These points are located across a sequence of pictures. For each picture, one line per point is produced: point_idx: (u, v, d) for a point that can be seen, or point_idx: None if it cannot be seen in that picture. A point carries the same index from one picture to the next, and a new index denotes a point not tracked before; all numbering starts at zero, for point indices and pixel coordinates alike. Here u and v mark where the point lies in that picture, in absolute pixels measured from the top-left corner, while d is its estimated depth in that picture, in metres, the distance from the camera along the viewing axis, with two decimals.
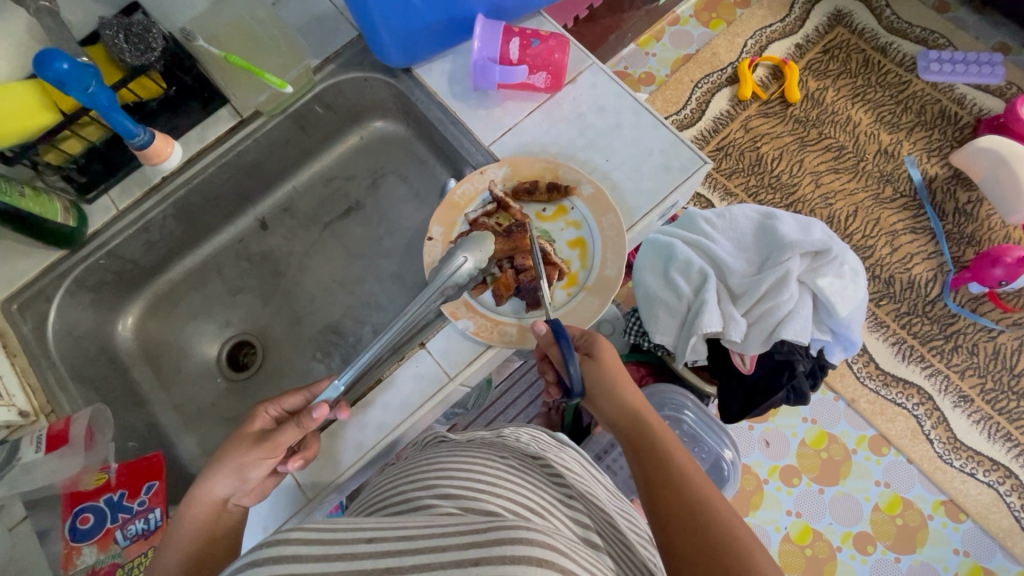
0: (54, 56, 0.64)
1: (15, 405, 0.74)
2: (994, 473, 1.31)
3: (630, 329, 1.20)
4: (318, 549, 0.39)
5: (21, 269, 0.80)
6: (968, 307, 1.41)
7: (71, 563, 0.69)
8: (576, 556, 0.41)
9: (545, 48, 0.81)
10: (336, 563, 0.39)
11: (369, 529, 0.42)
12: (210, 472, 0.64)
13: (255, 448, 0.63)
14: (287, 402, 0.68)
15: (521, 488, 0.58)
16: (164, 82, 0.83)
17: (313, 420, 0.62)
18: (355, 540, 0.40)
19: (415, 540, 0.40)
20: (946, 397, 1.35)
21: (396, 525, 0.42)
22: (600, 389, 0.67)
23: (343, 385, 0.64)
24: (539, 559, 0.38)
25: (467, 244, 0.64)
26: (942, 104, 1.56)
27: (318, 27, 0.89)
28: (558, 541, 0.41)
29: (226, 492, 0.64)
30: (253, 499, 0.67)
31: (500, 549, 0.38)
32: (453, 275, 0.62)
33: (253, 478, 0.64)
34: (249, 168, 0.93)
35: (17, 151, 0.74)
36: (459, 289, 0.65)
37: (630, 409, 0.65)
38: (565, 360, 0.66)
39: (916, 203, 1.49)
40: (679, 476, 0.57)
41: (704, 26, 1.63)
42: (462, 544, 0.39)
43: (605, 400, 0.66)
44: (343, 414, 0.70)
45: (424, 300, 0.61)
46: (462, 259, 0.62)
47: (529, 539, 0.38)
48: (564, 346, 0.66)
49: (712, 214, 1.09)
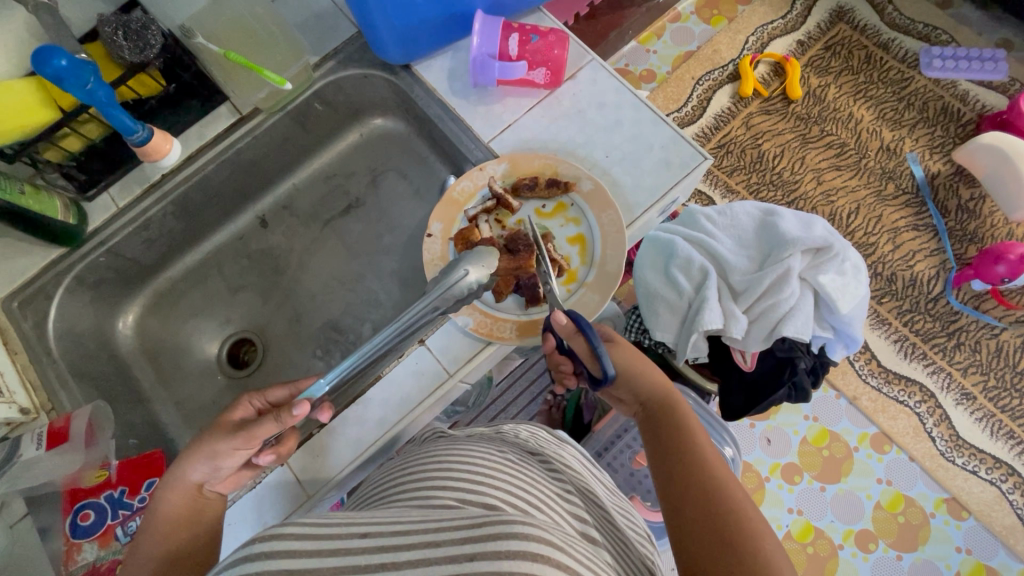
0: (52, 53, 0.64)
1: (16, 402, 0.74)
2: (996, 471, 1.30)
3: (630, 326, 1.20)
4: (312, 544, 0.39)
5: (20, 267, 0.80)
6: (970, 305, 1.41)
7: (71, 560, 0.70)
8: (574, 551, 0.41)
9: (545, 43, 0.81)
10: (330, 559, 0.39)
11: (365, 524, 0.42)
12: (187, 455, 0.64)
13: (231, 436, 0.63)
14: (271, 395, 0.68)
15: (520, 482, 0.58)
16: (164, 79, 0.82)
17: (294, 417, 0.61)
18: (350, 535, 0.40)
19: (412, 534, 0.40)
20: (948, 395, 1.35)
21: (393, 520, 0.42)
22: (626, 373, 0.68)
23: (328, 385, 0.62)
24: (535, 554, 0.37)
25: (471, 257, 0.63)
26: (944, 101, 1.55)
27: (318, 24, 0.89)
28: (555, 536, 0.41)
29: (199, 478, 0.64)
30: (228, 486, 0.67)
31: (495, 544, 0.38)
32: (453, 286, 0.61)
33: (226, 466, 0.64)
34: (249, 166, 0.93)
35: (17, 148, 0.73)
36: (456, 302, 0.64)
37: (660, 391, 0.66)
38: (593, 346, 0.64)
39: (918, 199, 1.48)
40: (700, 457, 0.58)
41: (705, 23, 1.63)
42: (457, 539, 0.39)
43: (634, 378, 0.67)
44: (325, 415, 0.69)
45: (422, 307, 0.60)
46: (463, 272, 0.61)
47: (525, 533, 0.38)
48: (590, 334, 0.65)
49: (713, 211, 1.09)
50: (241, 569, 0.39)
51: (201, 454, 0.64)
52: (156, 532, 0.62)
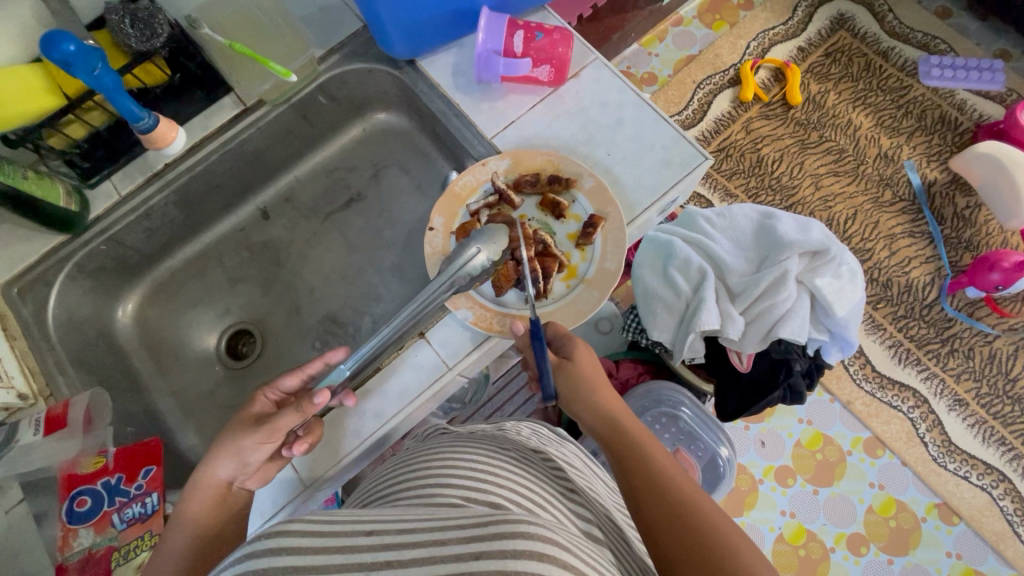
0: (61, 37, 0.64)
1: (14, 387, 0.74)
2: (988, 477, 1.31)
3: (629, 326, 1.20)
4: (318, 541, 0.39)
5: (21, 253, 0.80)
6: (964, 312, 1.42)
7: (67, 545, 0.69)
8: (578, 551, 0.41)
9: (548, 41, 0.82)
10: (335, 556, 0.38)
11: (371, 521, 0.42)
12: (211, 454, 0.66)
13: (254, 431, 0.64)
14: (284, 384, 0.68)
15: (524, 482, 0.58)
16: (169, 69, 0.84)
17: (314, 406, 0.63)
18: (355, 532, 0.40)
19: (416, 533, 0.40)
20: (941, 401, 1.36)
21: (399, 518, 0.42)
22: (575, 395, 0.68)
23: (348, 370, 0.66)
24: (541, 554, 0.38)
25: (481, 236, 0.65)
26: (942, 110, 1.56)
27: (324, 18, 0.89)
28: (561, 536, 0.41)
29: (229, 475, 0.66)
30: (256, 482, 0.68)
31: (500, 543, 0.38)
32: (465, 266, 0.63)
33: (253, 462, 0.66)
34: (252, 157, 0.93)
35: (20, 135, 0.74)
36: (470, 282, 0.66)
37: (608, 415, 0.66)
38: (537, 360, 0.69)
39: (915, 207, 1.50)
40: (663, 478, 0.58)
41: (708, 27, 1.64)
42: (463, 538, 0.39)
43: (581, 404, 0.68)
44: (348, 400, 0.71)
45: (436, 289, 0.62)
46: (474, 252, 0.63)
47: (531, 533, 0.38)
48: (539, 349, 0.69)
49: (712, 213, 1.09)
50: (244, 565, 0.39)
51: (214, 450, 0.65)
52: (175, 521, 0.64)
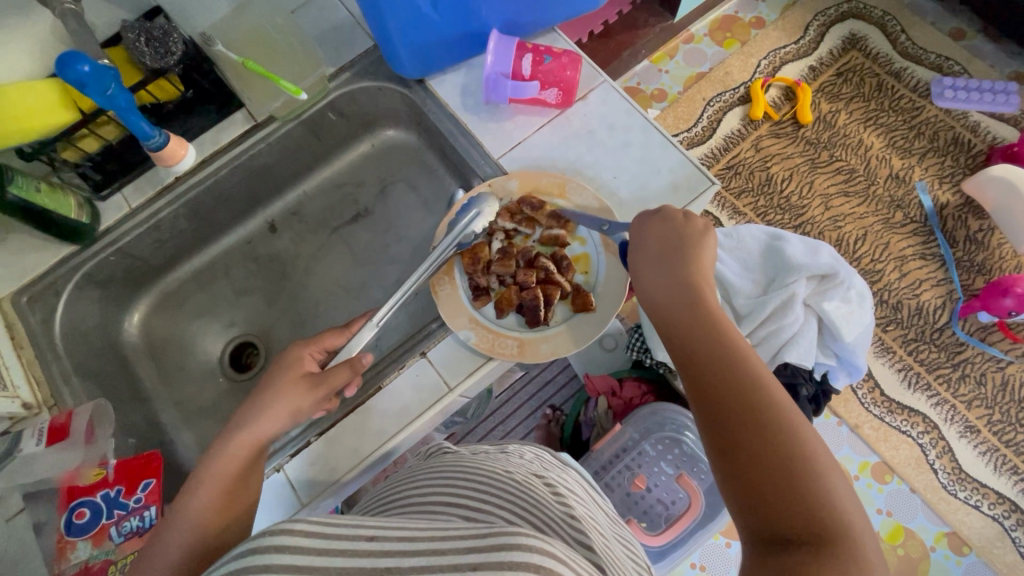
0: (75, 59, 0.66)
1: (19, 396, 0.75)
2: (999, 506, 1.29)
3: (633, 344, 1.15)
4: (321, 543, 0.38)
5: (31, 263, 0.81)
6: (976, 336, 1.40)
7: (63, 557, 0.70)
8: (577, 562, 0.39)
9: (557, 65, 0.83)
10: (336, 559, 0.37)
11: (374, 524, 0.40)
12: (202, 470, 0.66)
13: (237, 444, 0.65)
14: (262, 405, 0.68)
15: (524, 503, 0.56)
16: (181, 85, 0.84)
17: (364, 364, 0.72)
18: (356, 536, 0.39)
19: (417, 542, 0.38)
20: (952, 427, 1.34)
21: (400, 525, 0.41)
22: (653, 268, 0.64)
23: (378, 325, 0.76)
24: (538, 566, 0.35)
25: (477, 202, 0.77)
26: (955, 131, 1.55)
27: (335, 36, 0.90)
28: (562, 550, 0.38)
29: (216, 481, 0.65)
30: None
31: (497, 555, 0.36)
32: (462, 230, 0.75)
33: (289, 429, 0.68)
34: (261, 171, 0.94)
35: (35, 147, 0.75)
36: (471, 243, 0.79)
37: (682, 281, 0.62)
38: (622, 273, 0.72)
39: (926, 228, 1.48)
40: (774, 427, 0.49)
41: (718, 45, 1.64)
42: (461, 549, 0.37)
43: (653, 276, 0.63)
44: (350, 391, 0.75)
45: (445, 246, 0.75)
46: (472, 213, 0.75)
47: (529, 544, 0.36)
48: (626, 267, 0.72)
49: (720, 233, 1.04)
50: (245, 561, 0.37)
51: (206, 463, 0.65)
52: None
